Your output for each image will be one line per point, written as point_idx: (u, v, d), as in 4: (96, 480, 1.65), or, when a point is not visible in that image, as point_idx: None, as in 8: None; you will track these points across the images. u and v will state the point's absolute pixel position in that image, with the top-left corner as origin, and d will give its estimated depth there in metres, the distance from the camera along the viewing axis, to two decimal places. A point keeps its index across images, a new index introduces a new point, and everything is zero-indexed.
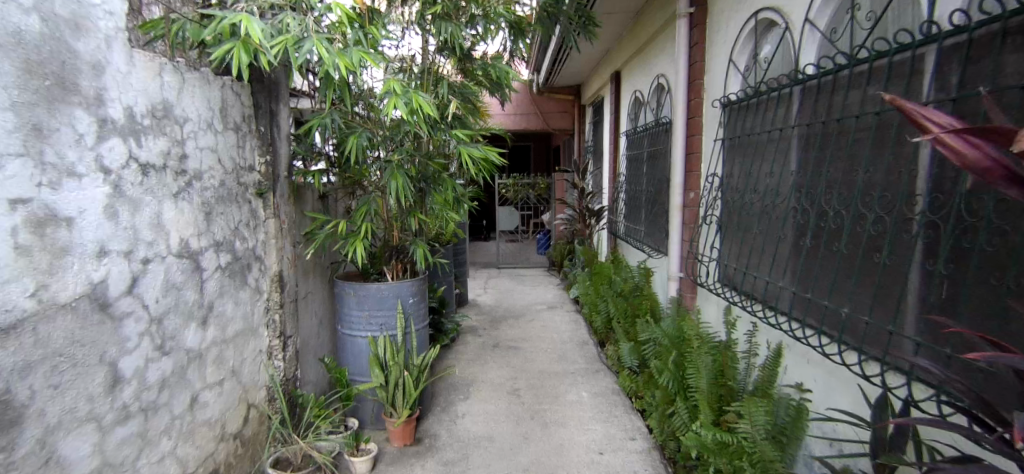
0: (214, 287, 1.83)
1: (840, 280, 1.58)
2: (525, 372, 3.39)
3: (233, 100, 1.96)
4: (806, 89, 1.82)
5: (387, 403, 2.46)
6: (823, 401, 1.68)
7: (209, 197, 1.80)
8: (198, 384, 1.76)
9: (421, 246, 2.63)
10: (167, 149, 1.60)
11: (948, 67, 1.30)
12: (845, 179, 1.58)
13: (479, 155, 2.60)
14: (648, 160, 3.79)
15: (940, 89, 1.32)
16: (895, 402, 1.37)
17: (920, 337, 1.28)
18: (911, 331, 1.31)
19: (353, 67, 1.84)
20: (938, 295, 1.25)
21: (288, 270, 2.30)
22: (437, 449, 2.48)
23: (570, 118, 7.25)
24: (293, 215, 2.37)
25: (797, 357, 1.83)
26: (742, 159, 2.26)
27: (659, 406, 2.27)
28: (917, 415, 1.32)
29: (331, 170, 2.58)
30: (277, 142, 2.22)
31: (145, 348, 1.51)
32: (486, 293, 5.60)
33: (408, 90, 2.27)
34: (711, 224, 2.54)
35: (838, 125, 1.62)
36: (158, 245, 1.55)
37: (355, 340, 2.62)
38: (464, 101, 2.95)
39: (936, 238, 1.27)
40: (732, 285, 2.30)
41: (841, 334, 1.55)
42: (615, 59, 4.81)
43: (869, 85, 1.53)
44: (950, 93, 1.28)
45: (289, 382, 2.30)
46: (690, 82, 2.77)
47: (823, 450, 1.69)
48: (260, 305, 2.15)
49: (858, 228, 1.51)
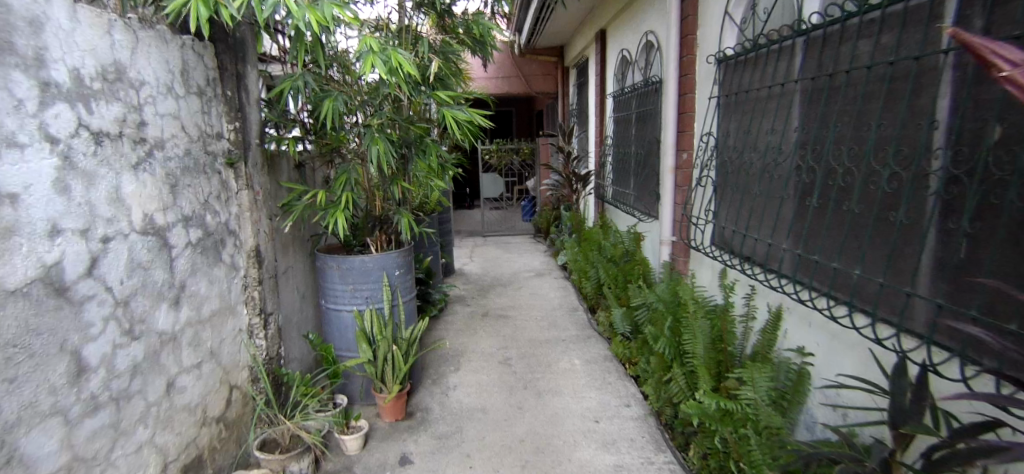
0: (185, 266, 1.69)
1: (849, 241, 1.53)
2: (516, 340, 3.35)
3: (195, 62, 1.76)
4: (810, 40, 1.72)
5: (377, 378, 2.39)
6: (825, 365, 1.67)
7: (174, 168, 1.64)
8: (174, 369, 1.65)
9: (405, 216, 2.51)
10: (122, 115, 1.43)
11: (971, 11, 1.21)
12: (856, 135, 1.51)
13: (464, 118, 2.47)
14: (636, 121, 3.68)
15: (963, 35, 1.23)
16: (910, 367, 1.34)
17: (940, 299, 1.24)
18: (933, 296, 1.27)
19: (326, 23, 1.67)
20: (960, 256, 1.20)
21: (265, 244, 2.17)
22: (429, 423, 2.43)
23: (552, 81, 7.03)
24: (267, 186, 2.22)
25: (797, 321, 1.81)
26: (740, 117, 2.17)
27: (655, 373, 2.25)
28: (933, 378, 1.29)
29: (306, 137, 2.42)
30: (246, 108, 2.04)
31: (112, 333, 1.39)
32: (472, 261, 5.52)
33: (385, 48, 2.10)
34: (707, 185, 2.47)
35: (848, 77, 1.54)
36: (120, 222, 1.41)
37: (341, 315, 2.52)
38: (446, 62, 2.80)
39: (961, 194, 1.21)
40: (729, 248, 2.25)
41: (849, 296, 1.52)
42: (601, 17, 4.63)
43: (882, 34, 1.45)
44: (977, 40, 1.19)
45: (273, 361, 2.21)
46: (682, 38, 2.63)
47: (826, 414, 1.68)
48: (238, 282, 2.02)
49: (870, 187, 1.46)
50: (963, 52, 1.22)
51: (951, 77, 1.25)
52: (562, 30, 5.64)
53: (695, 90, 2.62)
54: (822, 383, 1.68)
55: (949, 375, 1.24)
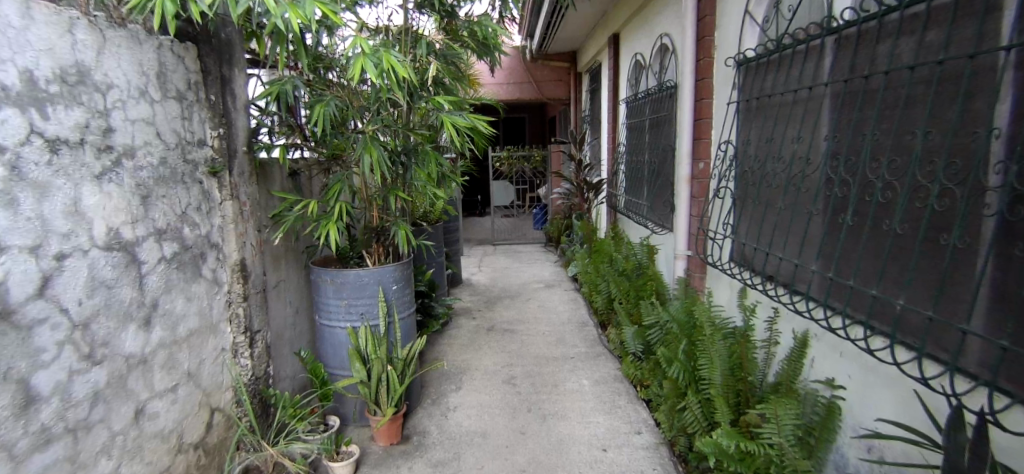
0: (158, 282, 1.57)
1: (890, 264, 1.36)
2: (521, 357, 3.19)
3: (175, 64, 1.66)
4: (842, 40, 1.56)
5: (371, 401, 2.25)
6: (858, 401, 1.49)
7: (146, 177, 1.53)
8: (144, 394, 1.52)
9: (402, 228, 2.38)
10: (85, 121, 1.32)
11: None
12: (897, 145, 1.35)
13: (464, 124, 2.33)
14: (650, 128, 3.52)
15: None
16: (967, 414, 1.16)
17: (1004, 337, 1.07)
18: (996, 332, 1.10)
19: (307, 21, 1.55)
20: None
21: (252, 257, 2.05)
22: (426, 448, 2.28)
23: (565, 87, 6.89)
24: (256, 195, 2.11)
25: (825, 349, 1.63)
26: (762, 124, 2.00)
27: (668, 400, 2.07)
28: (997, 430, 1.10)
29: (303, 145, 2.31)
30: (232, 114, 1.93)
31: (68, 359, 1.27)
32: (480, 271, 5.37)
33: (377, 49, 1.98)
34: (725, 197, 2.30)
35: (886, 79, 1.38)
36: (78, 237, 1.29)
37: (334, 331, 2.39)
38: (449, 66, 2.69)
39: None
40: (749, 265, 2.07)
41: (890, 327, 1.34)
42: (614, 20, 4.48)
43: (927, 30, 1.28)
44: None
45: (259, 381, 2.09)
46: (699, 39, 2.47)
47: (860, 457, 1.50)
48: (221, 298, 1.90)
49: (915, 204, 1.29)
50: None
51: (1014, 78, 1.08)
52: (574, 35, 5.50)
53: (712, 95, 2.45)
54: (855, 421, 1.50)
55: (1017, 426, 1.06)
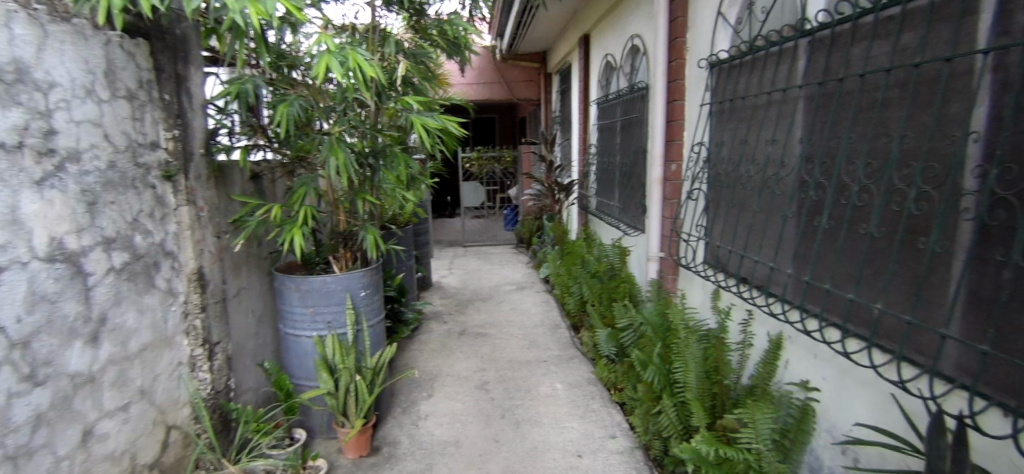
0: (108, 295, 1.46)
1: (869, 267, 1.39)
2: (494, 362, 3.15)
3: (125, 62, 1.54)
4: (816, 42, 1.59)
5: (338, 411, 2.17)
6: (833, 404, 1.52)
7: (93, 182, 1.42)
8: (93, 414, 1.40)
9: (370, 233, 2.28)
10: (24, 122, 1.21)
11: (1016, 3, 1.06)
12: (872, 148, 1.37)
13: (435, 125, 2.25)
14: (621, 129, 3.53)
15: (1003, 33, 1.08)
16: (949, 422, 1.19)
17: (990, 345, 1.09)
18: (974, 336, 1.13)
19: (268, 17, 1.45)
20: (1006, 295, 1.05)
21: (210, 265, 1.93)
22: (396, 459, 2.21)
23: (535, 88, 6.90)
24: (215, 200, 2.00)
25: (799, 351, 1.67)
26: (734, 127, 2.03)
27: (643, 404, 2.06)
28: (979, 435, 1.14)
29: (265, 147, 2.23)
30: (189, 113, 1.82)
31: (7, 381, 1.15)
32: (451, 274, 5.30)
33: (343, 47, 1.88)
34: (698, 200, 2.32)
35: (861, 82, 1.41)
36: (16, 248, 1.18)
37: (299, 340, 2.30)
38: (420, 66, 2.62)
39: (1010, 220, 1.05)
40: (723, 267, 2.10)
41: (868, 332, 1.38)
42: (585, 21, 4.49)
43: (901, 34, 1.31)
44: (1019, 37, 1.04)
45: (219, 395, 1.98)
46: (671, 41, 2.48)
47: (835, 460, 1.53)
48: (176, 310, 1.78)
49: (891, 207, 1.32)
50: (1004, 53, 1.07)
51: (991, 83, 1.10)
52: (545, 35, 5.50)
53: (684, 97, 2.47)
54: (830, 424, 1.53)
55: (993, 430, 1.10)
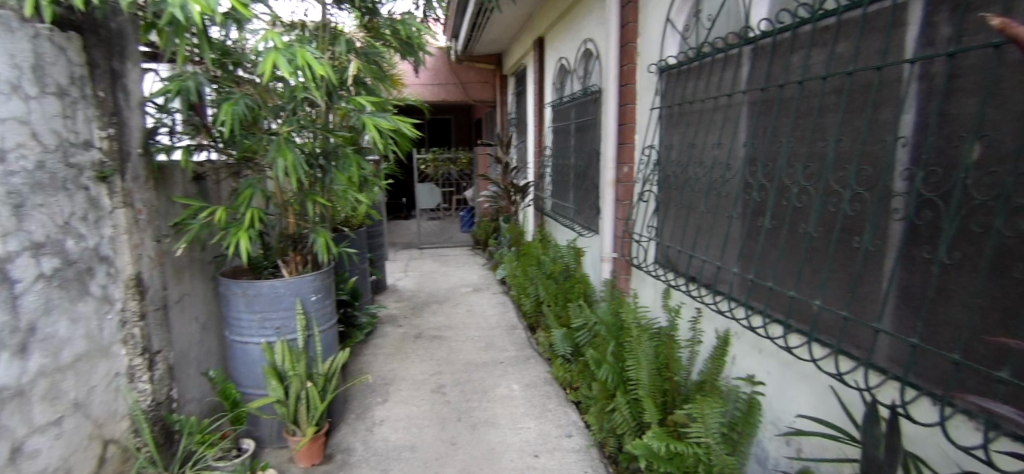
0: (37, 303, 1.36)
1: (809, 263, 1.48)
2: (450, 365, 3.13)
3: (55, 55, 1.44)
4: (758, 49, 1.68)
5: (289, 420, 2.09)
6: (778, 396, 1.61)
7: (19, 183, 1.32)
8: (22, 430, 1.30)
9: (321, 235, 2.22)
10: None
11: (938, 17, 1.15)
12: (811, 151, 1.47)
13: (387, 125, 2.22)
14: (575, 132, 3.60)
15: (927, 44, 1.17)
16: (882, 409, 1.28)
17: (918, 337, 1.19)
18: (904, 327, 1.23)
19: (212, 12, 1.39)
20: (932, 288, 1.15)
21: (151, 271, 1.83)
22: (351, 466, 2.16)
23: (491, 89, 6.90)
24: (154, 202, 1.89)
25: (745, 346, 1.76)
26: (683, 131, 2.11)
27: (597, 402, 2.10)
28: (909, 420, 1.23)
29: (210, 147, 2.13)
30: (127, 110, 1.72)
31: None
32: (406, 276, 5.22)
33: (291, 44, 1.83)
34: (649, 201, 2.40)
35: (800, 88, 1.50)
36: None
37: (247, 347, 2.20)
38: (373, 65, 2.57)
39: (934, 219, 1.15)
40: (674, 266, 2.18)
41: (809, 327, 1.47)
42: (539, 24, 4.55)
43: (837, 43, 1.40)
44: (940, 49, 1.14)
45: (162, 405, 1.87)
46: (622, 46, 2.55)
47: (780, 450, 1.62)
48: (113, 318, 1.67)
49: (829, 207, 1.42)
50: (928, 63, 1.17)
51: (917, 90, 1.20)
52: (500, 37, 5.51)
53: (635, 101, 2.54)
54: (775, 416, 1.62)
55: (920, 414, 1.20)
